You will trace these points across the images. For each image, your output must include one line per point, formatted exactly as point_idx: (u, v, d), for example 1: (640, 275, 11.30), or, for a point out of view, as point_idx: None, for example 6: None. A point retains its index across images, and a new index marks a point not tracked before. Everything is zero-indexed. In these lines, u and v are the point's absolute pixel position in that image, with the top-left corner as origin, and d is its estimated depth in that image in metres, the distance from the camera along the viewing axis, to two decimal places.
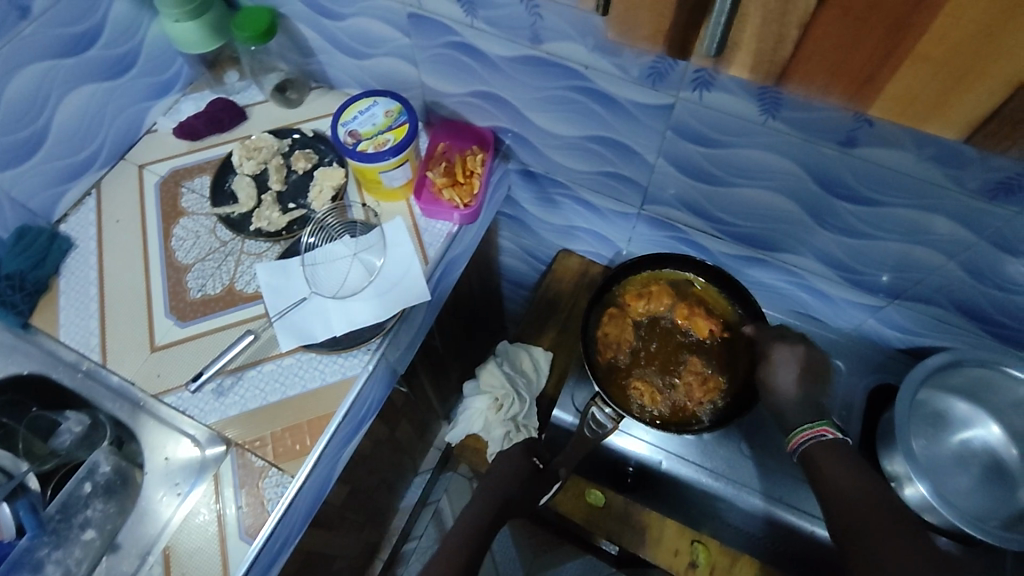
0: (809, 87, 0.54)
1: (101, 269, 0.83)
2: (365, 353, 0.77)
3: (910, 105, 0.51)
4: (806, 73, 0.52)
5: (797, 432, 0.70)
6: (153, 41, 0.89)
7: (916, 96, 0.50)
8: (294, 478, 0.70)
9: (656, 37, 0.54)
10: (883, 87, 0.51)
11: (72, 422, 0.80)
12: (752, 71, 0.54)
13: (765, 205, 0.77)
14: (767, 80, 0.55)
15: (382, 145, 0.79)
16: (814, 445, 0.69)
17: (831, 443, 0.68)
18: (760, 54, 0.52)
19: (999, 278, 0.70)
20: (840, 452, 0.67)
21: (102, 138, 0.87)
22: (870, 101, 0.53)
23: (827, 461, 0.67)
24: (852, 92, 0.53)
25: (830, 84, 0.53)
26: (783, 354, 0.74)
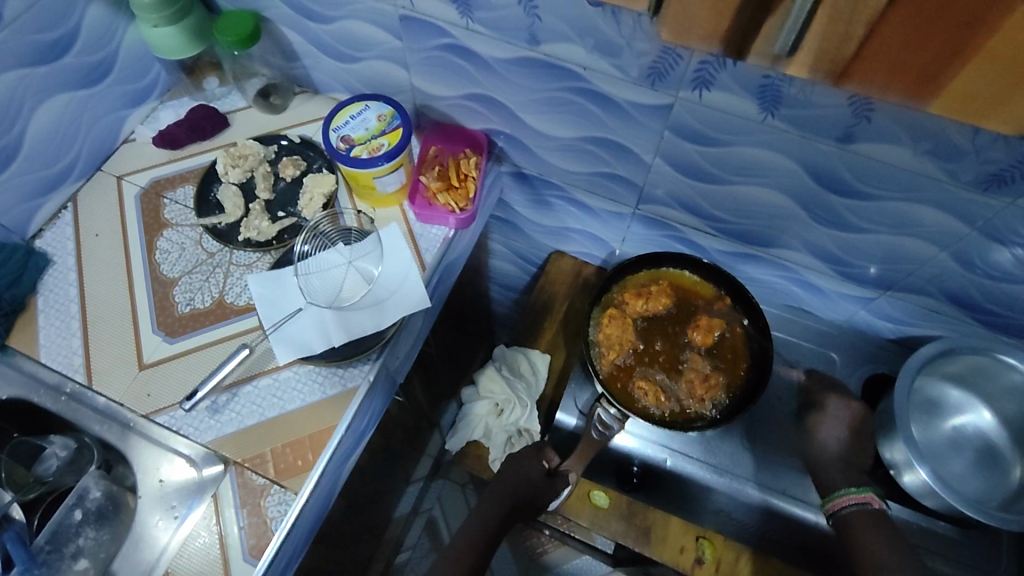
0: (870, 88, 0.56)
1: (82, 285, 0.80)
2: (365, 364, 0.75)
3: (966, 103, 0.53)
4: (869, 72, 0.54)
5: (840, 495, 0.76)
6: (130, 47, 0.85)
7: (976, 95, 0.52)
8: (297, 495, 0.68)
9: (713, 36, 0.56)
10: (945, 85, 0.52)
11: (57, 447, 0.76)
12: (811, 70, 0.55)
13: (760, 202, 0.77)
14: (825, 80, 0.56)
15: (376, 150, 0.78)
16: (852, 512, 0.75)
17: (869, 513, 0.75)
18: (823, 53, 0.53)
19: (989, 267, 0.71)
20: (876, 521, 0.74)
21: (78, 148, 0.84)
22: (929, 99, 0.54)
23: (865, 530, 0.73)
24: (913, 91, 0.54)
25: (892, 83, 0.54)
26: (834, 411, 0.84)
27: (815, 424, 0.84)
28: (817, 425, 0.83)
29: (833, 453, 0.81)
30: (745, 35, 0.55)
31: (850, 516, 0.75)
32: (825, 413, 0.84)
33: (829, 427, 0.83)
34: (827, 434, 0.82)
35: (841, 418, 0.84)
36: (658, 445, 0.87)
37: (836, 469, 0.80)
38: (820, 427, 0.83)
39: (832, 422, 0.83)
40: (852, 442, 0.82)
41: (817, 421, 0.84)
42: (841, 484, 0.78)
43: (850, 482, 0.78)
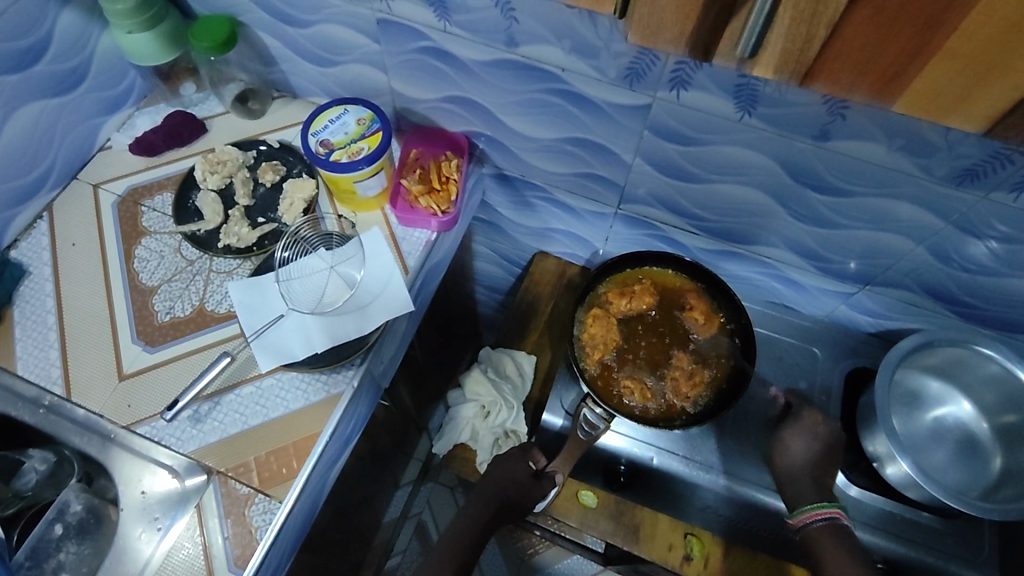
0: (834, 86, 0.54)
1: (59, 296, 0.79)
2: (349, 369, 0.75)
3: (932, 99, 0.51)
4: (835, 72, 0.52)
5: (806, 510, 0.76)
6: (105, 53, 0.84)
7: (941, 90, 0.50)
8: (282, 504, 0.68)
9: (679, 35, 0.55)
10: (909, 83, 0.51)
11: (36, 461, 0.75)
12: (777, 72, 0.54)
13: (740, 200, 0.78)
14: (790, 80, 0.54)
15: (356, 153, 0.77)
16: (818, 528, 0.75)
17: (834, 529, 0.75)
18: (786, 54, 0.52)
19: (964, 260, 0.73)
20: (840, 537, 0.75)
21: (53, 157, 0.83)
22: (893, 97, 0.53)
23: (828, 547, 0.74)
24: (877, 89, 0.52)
25: (857, 82, 0.52)
26: (810, 423, 0.82)
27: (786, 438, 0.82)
28: (786, 438, 0.82)
29: (798, 467, 0.80)
30: (712, 36, 0.54)
31: (813, 531, 0.76)
32: (796, 428, 0.83)
33: (799, 441, 0.82)
34: (798, 446, 0.81)
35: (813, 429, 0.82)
36: (643, 443, 0.87)
37: (806, 482, 0.79)
38: (792, 439, 0.82)
39: (799, 436, 0.82)
40: (820, 454, 0.80)
41: (789, 433, 0.82)
42: (810, 498, 0.78)
43: (816, 493, 0.78)
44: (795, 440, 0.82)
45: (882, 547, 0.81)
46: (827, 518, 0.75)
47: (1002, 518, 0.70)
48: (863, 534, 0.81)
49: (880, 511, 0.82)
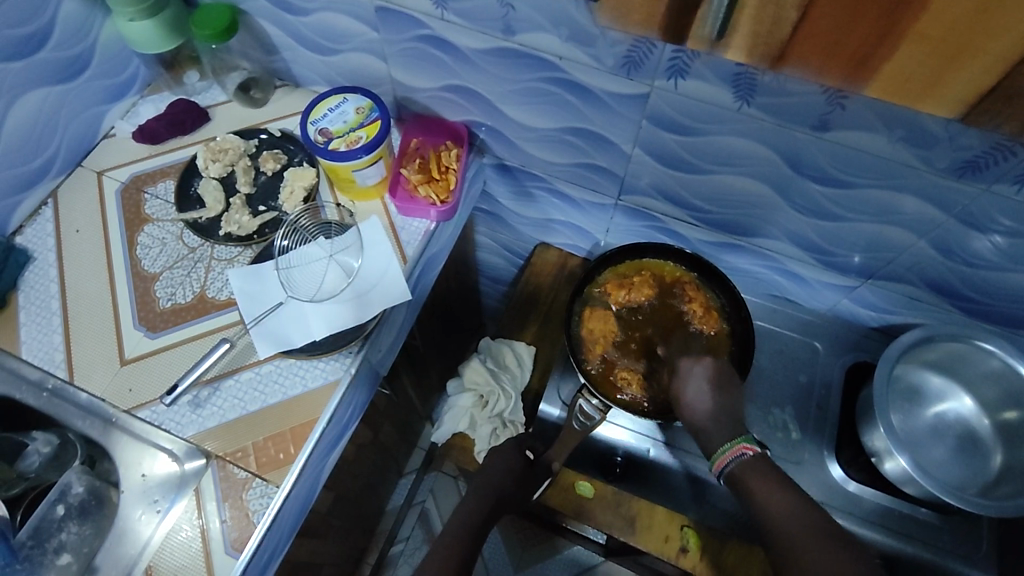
0: (806, 69, 0.53)
1: (63, 281, 0.80)
2: (346, 357, 0.75)
3: (902, 85, 0.50)
4: (804, 54, 0.51)
5: (722, 452, 0.71)
6: (108, 41, 0.85)
7: (909, 77, 0.49)
8: (279, 489, 0.69)
9: (646, 21, 0.55)
10: (878, 67, 0.49)
11: (40, 443, 0.76)
12: (748, 55, 0.53)
13: (739, 191, 0.77)
14: (763, 63, 0.53)
15: (354, 143, 0.77)
16: (736, 466, 0.70)
17: (756, 462, 0.69)
18: (756, 37, 0.51)
19: (967, 254, 0.72)
20: (764, 469, 0.68)
21: (57, 145, 0.84)
22: (865, 81, 0.51)
23: (755, 483, 0.68)
24: (847, 74, 0.51)
25: (827, 65, 0.51)
26: (693, 370, 0.77)
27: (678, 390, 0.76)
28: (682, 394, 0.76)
29: (704, 416, 0.74)
30: (684, 17, 0.53)
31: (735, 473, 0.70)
32: (684, 378, 0.77)
33: (688, 403, 0.75)
34: (693, 395, 0.75)
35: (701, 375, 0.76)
36: (642, 435, 0.87)
37: (721, 422, 0.73)
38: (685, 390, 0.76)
39: (693, 386, 0.76)
40: (714, 405, 0.74)
41: (679, 385, 0.77)
42: (720, 440, 0.72)
43: (729, 435, 0.72)
44: (691, 392, 0.75)
45: (878, 542, 0.80)
46: (740, 454, 0.70)
47: (999, 514, 0.70)
48: (859, 528, 0.80)
49: (878, 505, 0.81)
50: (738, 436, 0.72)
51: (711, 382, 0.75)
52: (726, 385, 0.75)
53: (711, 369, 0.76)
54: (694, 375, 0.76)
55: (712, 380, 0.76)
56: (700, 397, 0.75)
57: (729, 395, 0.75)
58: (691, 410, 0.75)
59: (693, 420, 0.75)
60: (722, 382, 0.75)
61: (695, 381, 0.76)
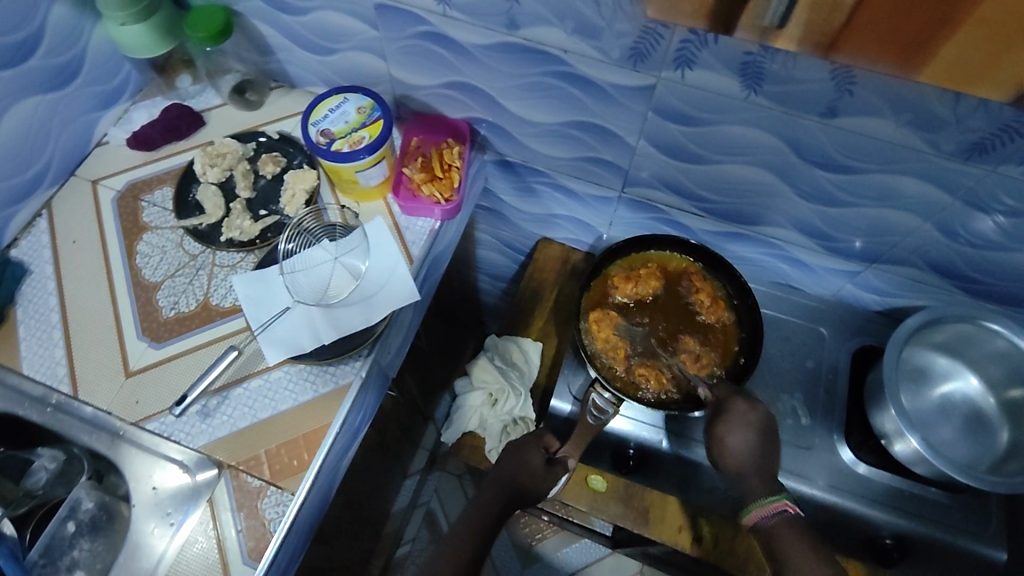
0: (857, 57, 0.51)
1: (62, 293, 0.78)
2: (356, 360, 0.74)
3: (954, 72, 0.49)
4: (857, 43, 0.50)
5: (763, 505, 0.70)
6: (99, 46, 0.83)
7: (967, 61, 0.48)
8: (295, 496, 0.68)
9: (697, 12, 0.53)
10: (933, 53, 0.48)
11: (46, 459, 0.75)
12: (800, 43, 0.51)
13: (744, 180, 0.77)
14: (813, 51, 0.52)
15: (357, 143, 0.76)
16: (772, 523, 0.70)
17: (793, 523, 0.69)
18: (811, 25, 0.49)
19: (971, 235, 0.72)
20: (799, 531, 0.69)
21: (50, 154, 0.82)
22: (919, 68, 0.50)
23: (786, 543, 0.68)
24: (902, 60, 0.50)
25: (880, 54, 0.50)
26: (742, 414, 0.74)
27: (722, 434, 0.74)
28: (724, 438, 0.74)
29: (744, 464, 0.73)
30: (733, 9, 0.51)
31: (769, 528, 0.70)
32: (728, 424, 0.74)
33: (730, 453, 0.74)
34: (736, 442, 0.74)
35: (750, 422, 0.74)
36: (653, 426, 0.86)
37: (756, 476, 0.73)
38: (728, 435, 0.74)
39: (739, 436, 0.74)
40: (753, 459, 0.73)
41: (723, 428, 0.74)
42: (762, 494, 0.71)
43: (768, 489, 0.71)
44: (733, 441, 0.74)
45: (890, 523, 0.80)
46: (781, 512, 0.69)
47: (1009, 490, 0.70)
48: (871, 510, 0.80)
49: (888, 487, 0.81)
50: (778, 491, 0.71)
51: (756, 433, 0.74)
52: (767, 436, 0.74)
53: (757, 418, 0.74)
54: (743, 427, 0.74)
55: (757, 429, 0.74)
56: (740, 449, 0.73)
57: (767, 447, 0.74)
58: (730, 458, 0.74)
59: (727, 466, 0.74)
60: (766, 433, 0.74)
61: (742, 433, 0.74)
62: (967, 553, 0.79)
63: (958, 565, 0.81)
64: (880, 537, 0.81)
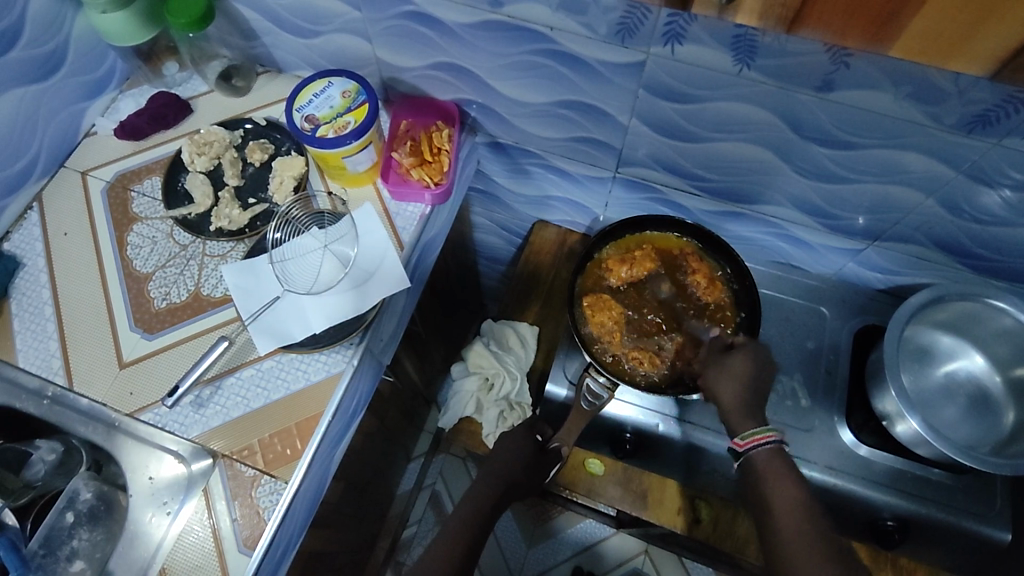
0: (823, 30, 0.54)
1: (55, 287, 0.78)
2: (348, 347, 0.74)
3: (928, 42, 0.51)
4: (824, 15, 0.52)
5: (751, 433, 0.67)
6: (81, 35, 0.82)
7: (937, 34, 0.50)
8: (288, 484, 0.68)
9: None
10: (901, 27, 0.51)
11: (44, 451, 0.75)
12: (761, 17, 0.55)
13: (740, 157, 0.75)
14: (777, 28, 0.55)
15: (342, 128, 0.75)
16: (761, 453, 0.66)
17: (782, 458, 0.66)
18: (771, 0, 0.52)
19: (976, 211, 0.70)
20: (784, 464, 0.66)
21: (38, 146, 0.81)
22: (888, 43, 0.53)
23: (771, 474, 0.65)
24: (872, 33, 0.52)
25: (847, 29, 0.53)
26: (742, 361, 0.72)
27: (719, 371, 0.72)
28: (727, 363, 0.72)
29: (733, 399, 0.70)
30: None
31: (758, 458, 0.67)
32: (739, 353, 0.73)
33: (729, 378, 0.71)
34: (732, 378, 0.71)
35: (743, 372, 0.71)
36: (650, 410, 0.83)
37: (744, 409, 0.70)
38: (728, 373, 0.71)
39: (740, 361, 0.72)
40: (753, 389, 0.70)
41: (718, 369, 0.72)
42: (750, 425, 0.69)
43: (754, 420, 0.69)
44: (737, 366, 0.72)
45: (892, 505, 0.79)
46: (774, 443, 0.67)
47: (1014, 473, 0.68)
48: (872, 492, 0.79)
49: (890, 468, 0.80)
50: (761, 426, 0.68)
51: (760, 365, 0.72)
52: (766, 375, 0.72)
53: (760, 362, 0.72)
54: (753, 353, 0.72)
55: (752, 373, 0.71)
56: (744, 376, 0.71)
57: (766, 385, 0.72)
58: (727, 384, 0.71)
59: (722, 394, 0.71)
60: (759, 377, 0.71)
61: (750, 362, 0.72)
62: (970, 533, 0.78)
63: (962, 545, 0.80)
64: (882, 519, 0.80)
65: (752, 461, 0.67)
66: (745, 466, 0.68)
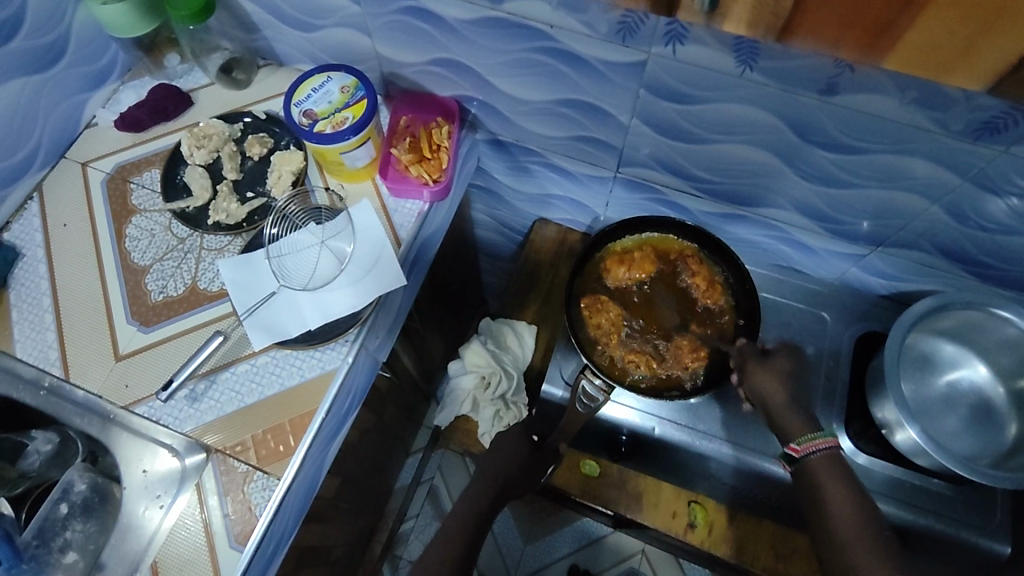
0: (817, 41, 0.44)
1: (53, 278, 0.78)
2: (343, 345, 0.74)
3: (930, 55, 0.42)
4: (816, 24, 0.42)
5: (809, 438, 0.66)
6: (83, 26, 0.82)
7: (939, 46, 0.41)
8: (280, 481, 0.68)
9: None
10: (900, 37, 0.41)
11: (40, 442, 0.77)
12: (749, 27, 0.44)
13: (742, 159, 0.74)
14: (766, 35, 0.44)
15: (341, 123, 0.74)
16: (818, 458, 0.65)
17: (839, 462, 0.65)
18: (759, 6, 0.41)
19: (982, 218, 0.68)
20: (842, 470, 0.65)
21: (38, 137, 0.81)
22: (884, 53, 0.43)
23: (831, 481, 0.64)
24: (866, 43, 0.42)
25: (840, 37, 0.43)
26: (777, 364, 0.72)
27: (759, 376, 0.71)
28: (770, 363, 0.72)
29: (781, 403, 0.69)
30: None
31: (814, 464, 0.66)
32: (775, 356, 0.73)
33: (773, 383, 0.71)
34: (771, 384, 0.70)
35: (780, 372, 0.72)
36: (648, 414, 0.83)
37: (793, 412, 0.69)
38: (765, 378, 0.71)
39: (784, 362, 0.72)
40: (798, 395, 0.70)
41: (757, 372, 0.72)
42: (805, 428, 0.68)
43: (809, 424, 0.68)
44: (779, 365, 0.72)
45: (889, 514, 0.78)
46: (829, 448, 0.65)
47: (1014, 486, 0.67)
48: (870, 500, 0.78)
49: (888, 477, 0.79)
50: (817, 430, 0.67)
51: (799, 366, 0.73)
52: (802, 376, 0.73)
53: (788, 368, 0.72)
54: (789, 358, 0.73)
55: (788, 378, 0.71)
56: (786, 378, 0.71)
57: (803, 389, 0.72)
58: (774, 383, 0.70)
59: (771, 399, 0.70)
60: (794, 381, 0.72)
61: (789, 364, 0.72)
62: (968, 544, 0.77)
63: (959, 555, 0.79)
64: None
65: (808, 467, 0.66)
66: (801, 470, 0.67)
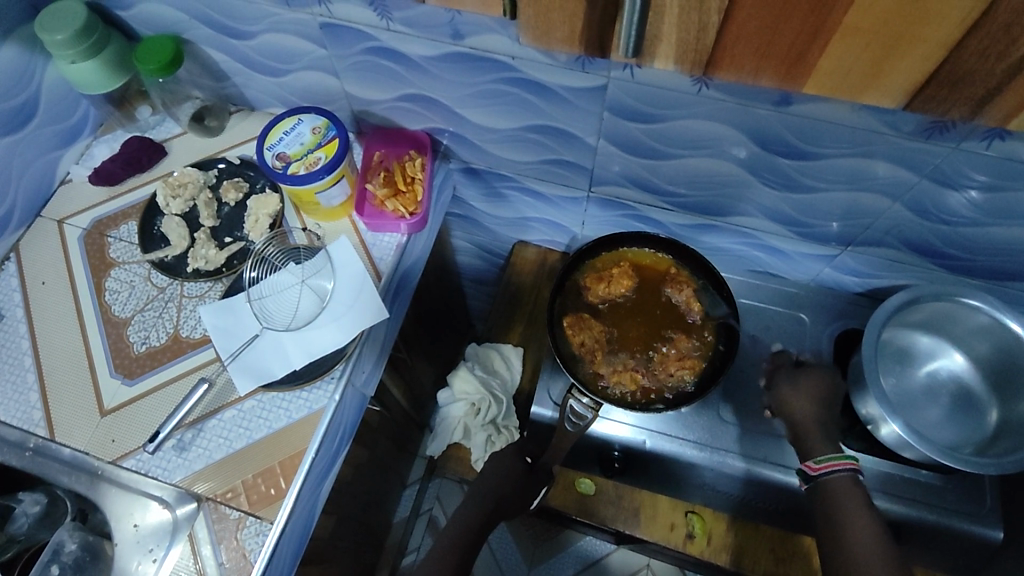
0: (741, 73, 0.58)
1: (34, 337, 0.78)
2: (329, 383, 0.74)
3: (840, 79, 0.55)
4: (734, 58, 0.56)
5: (829, 458, 0.70)
6: (53, 85, 0.83)
7: (848, 72, 0.54)
8: (273, 525, 0.67)
9: (572, 36, 0.59)
10: (812, 65, 0.55)
11: (27, 504, 0.77)
12: (678, 61, 0.59)
13: (709, 171, 0.76)
14: (695, 69, 0.59)
15: (314, 164, 0.76)
16: (837, 477, 0.69)
17: (856, 484, 0.69)
18: (683, 44, 0.56)
19: (943, 212, 0.71)
20: (859, 493, 0.68)
21: (12, 196, 0.82)
22: (800, 81, 0.57)
23: (847, 497, 0.68)
24: (784, 73, 0.56)
25: (761, 68, 0.57)
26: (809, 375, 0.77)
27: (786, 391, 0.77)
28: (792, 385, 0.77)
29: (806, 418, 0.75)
30: (604, 33, 0.58)
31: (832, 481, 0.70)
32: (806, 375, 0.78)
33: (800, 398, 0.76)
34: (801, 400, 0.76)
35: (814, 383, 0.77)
36: (637, 427, 0.82)
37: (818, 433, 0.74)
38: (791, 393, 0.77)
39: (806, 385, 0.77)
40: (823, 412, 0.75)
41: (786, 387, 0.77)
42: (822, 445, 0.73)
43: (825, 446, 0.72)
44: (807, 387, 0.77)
45: (884, 510, 0.79)
46: (849, 470, 0.69)
47: (999, 472, 0.68)
48: None
49: (880, 472, 0.80)
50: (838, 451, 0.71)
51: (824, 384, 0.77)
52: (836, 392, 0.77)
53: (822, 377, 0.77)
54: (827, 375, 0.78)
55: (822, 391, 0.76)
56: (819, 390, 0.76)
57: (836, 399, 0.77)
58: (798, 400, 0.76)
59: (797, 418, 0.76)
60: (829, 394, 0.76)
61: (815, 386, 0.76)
62: (964, 533, 0.78)
63: (956, 544, 0.80)
64: None
65: (825, 482, 0.70)
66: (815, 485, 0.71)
